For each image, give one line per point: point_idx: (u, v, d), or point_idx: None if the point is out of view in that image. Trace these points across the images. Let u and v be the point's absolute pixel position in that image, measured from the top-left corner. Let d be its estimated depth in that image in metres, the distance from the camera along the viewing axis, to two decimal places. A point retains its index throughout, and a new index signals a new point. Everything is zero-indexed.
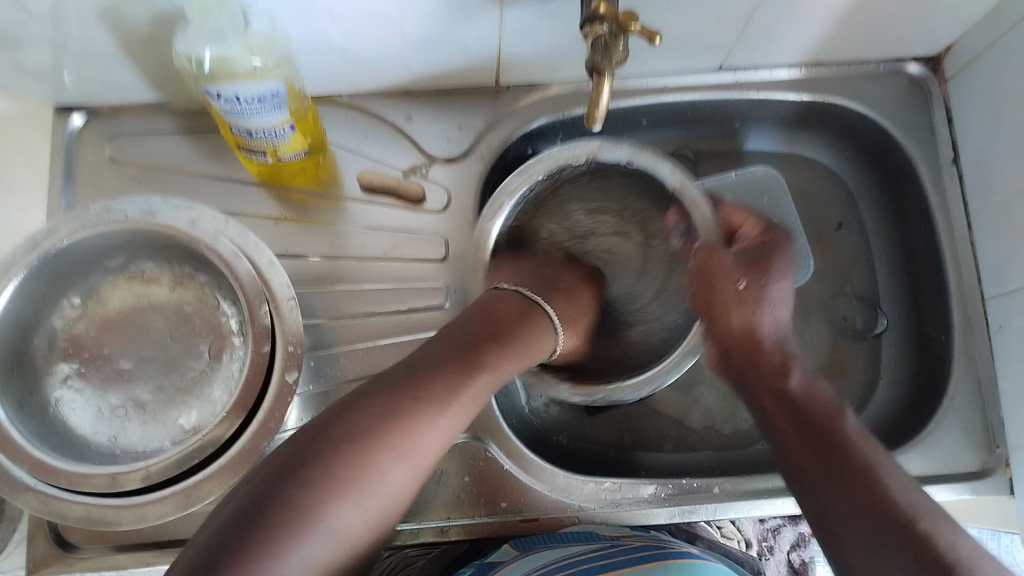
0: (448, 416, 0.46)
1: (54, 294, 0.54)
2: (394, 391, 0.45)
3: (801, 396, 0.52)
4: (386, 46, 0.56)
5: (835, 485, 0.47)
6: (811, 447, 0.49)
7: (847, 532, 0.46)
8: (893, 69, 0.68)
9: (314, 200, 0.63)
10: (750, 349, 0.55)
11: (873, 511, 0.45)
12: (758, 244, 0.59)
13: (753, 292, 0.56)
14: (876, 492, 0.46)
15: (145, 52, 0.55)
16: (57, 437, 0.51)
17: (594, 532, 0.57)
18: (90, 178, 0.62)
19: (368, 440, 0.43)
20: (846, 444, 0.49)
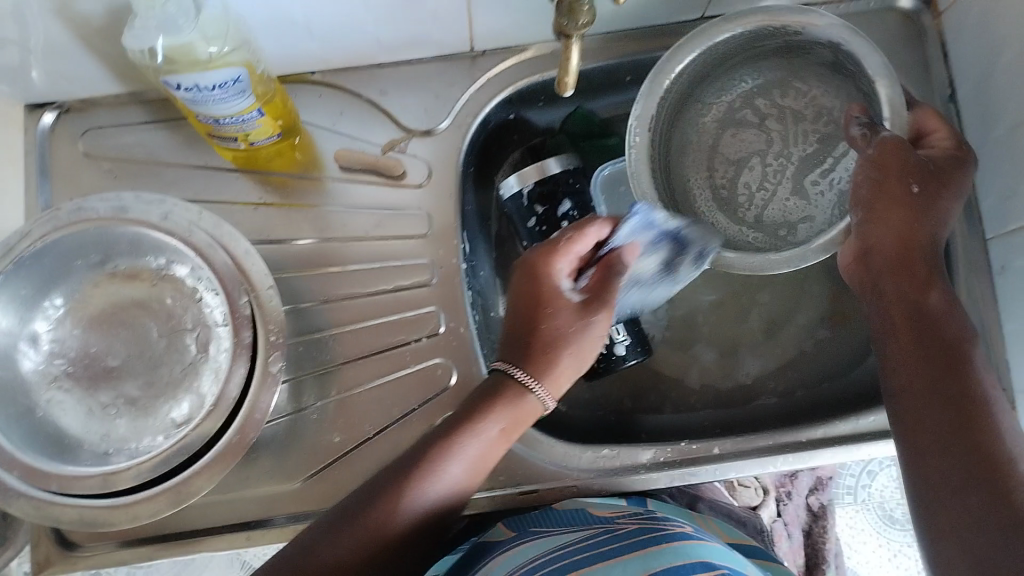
0: (465, 458, 0.51)
1: (35, 296, 0.54)
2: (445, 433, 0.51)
3: (942, 311, 0.48)
4: (351, 18, 0.54)
5: (932, 398, 0.45)
6: (925, 355, 0.46)
7: (936, 460, 0.43)
8: (885, 6, 0.65)
9: (295, 182, 0.61)
10: (900, 259, 0.49)
11: (973, 460, 0.42)
12: (937, 160, 0.51)
13: (921, 201, 0.49)
14: (975, 433, 0.43)
15: (103, 44, 0.53)
16: (50, 439, 0.52)
17: (588, 512, 0.55)
18: (67, 177, 0.61)
19: (366, 499, 0.49)
20: (964, 370, 0.45)
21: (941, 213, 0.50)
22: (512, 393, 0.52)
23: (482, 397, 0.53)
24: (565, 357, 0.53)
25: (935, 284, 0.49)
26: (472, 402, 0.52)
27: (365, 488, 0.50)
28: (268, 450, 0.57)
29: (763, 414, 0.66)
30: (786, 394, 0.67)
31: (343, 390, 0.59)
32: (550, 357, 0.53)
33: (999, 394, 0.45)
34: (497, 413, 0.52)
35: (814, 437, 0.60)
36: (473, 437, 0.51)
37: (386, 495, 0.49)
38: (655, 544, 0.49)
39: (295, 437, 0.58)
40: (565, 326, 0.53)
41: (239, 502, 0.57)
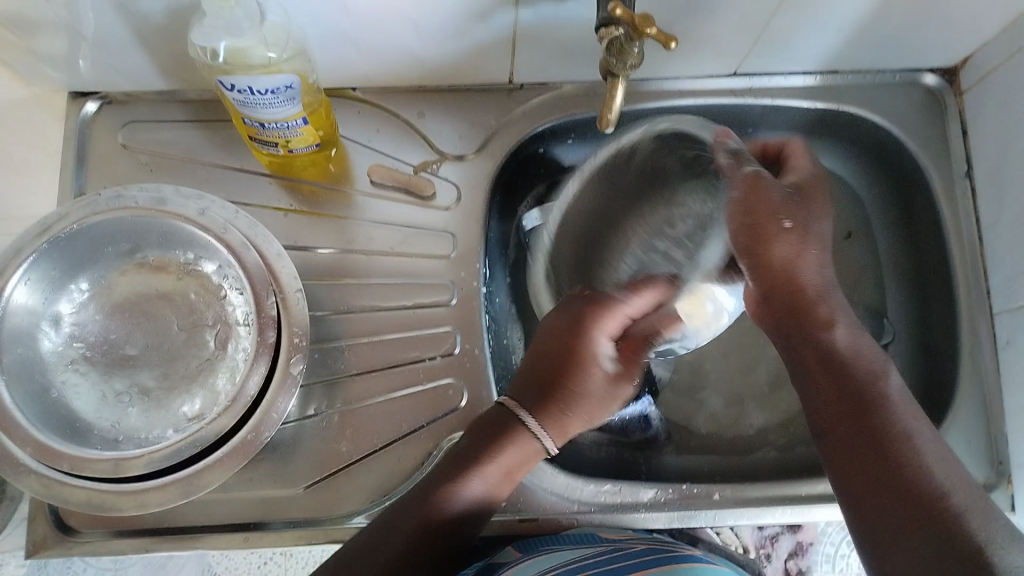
0: (489, 490, 0.53)
1: (62, 279, 0.54)
2: (469, 467, 0.53)
3: (849, 352, 0.50)
4: (400, 41, 0.56)
5: (866, 456, 0.47)
6: (849, 414, 0.49)
7: (883, 519, 0.45)
8: (909, 80, 0.67)
9: (324, 193, 0.63)
10: (802, 305, 0.51)
11: (915, 511, 0.44)
12: (800, 182, 0.53)
13: (801, 227, 0.51)
14: (910, 483, 0.45)
15: (157, 41, 0.55)
16: (62, 420, 0.52)
17: (598, 534, 0.57)
18: (102, 166, 0.62)
19: (408, 531, 0.51)
20: (885, 417, 0.48)
21: (825, 245, 0.52)
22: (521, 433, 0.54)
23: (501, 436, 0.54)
24: (566, 405, 0.55)
25: (844, 324, 0.51)
26: (492, 438, 0.54)
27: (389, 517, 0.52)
28: (272, 453, 0.58)
29: (764, 464, 0.66)
30: (785, 448, 0.68)
31: (352, 402, 0.59)
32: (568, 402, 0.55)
33: (920, 430, 0.48)
34: (507, 459, 0.54)
35: (813, 492, 0.61)
36: (500, 469, 0.54)
37: (419, 508, 0.52)
38: (669, 565, 0.52)
39: (301, 443, 0.58)
40: (593, 391, 0.55)
41: (236, 503, 0.57)
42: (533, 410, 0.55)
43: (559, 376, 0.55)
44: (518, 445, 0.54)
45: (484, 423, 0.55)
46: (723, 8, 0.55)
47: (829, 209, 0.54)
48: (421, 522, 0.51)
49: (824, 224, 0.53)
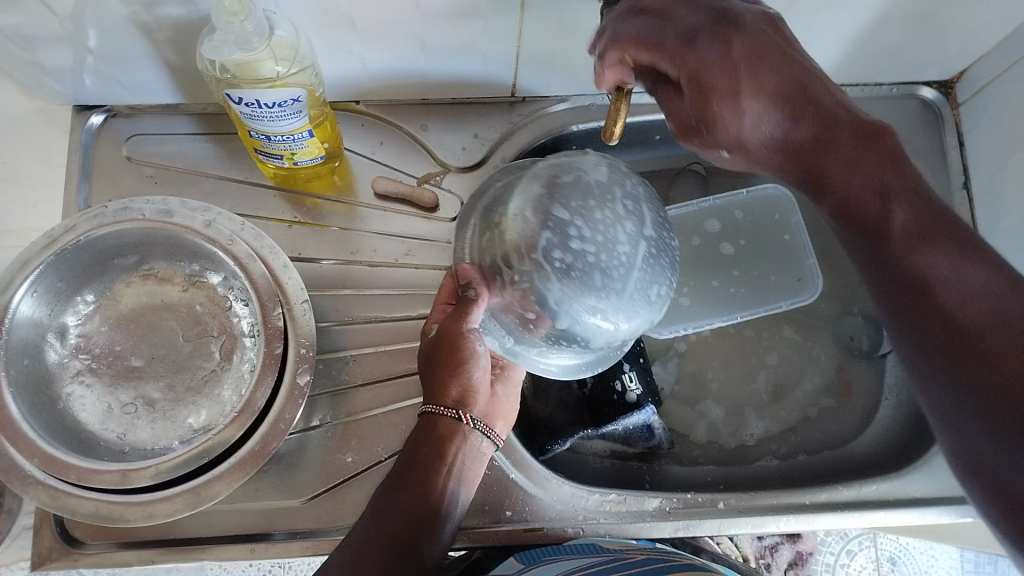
0: (418, 493, 0.49)
1: (68, 291, 0.55)
2: (397, 475, 0.50)
3: (846, 211, 0.48)
4: (405, 55, 0.57)
5: (926, 339, 0.45)
6: (899, 297, 0.46)
7: (956, 403, 0.43)
8: (906, 92, 0.68)
9: (327, 205, 0.63)
10: (800, 157, 0.48)
11: (968, 374, 0.42)
12: (697, 106, 0.46)
13: (734, 145, 0.48)
14: (962, 351, 0.43)
15: (165, 55, 0.55)
16: (67, 432, 0.52)
17: (598, 543, 0.57)
18: (108, 178, 0.62)
19: (371, 541, 0.46)
20: (912, 282, 0.45)
21: (785, 80, 0.46)
22: (435, 428, 0.51)
23: (419, 439, 0.51)
24: (460, 390, 0.51)
25: (842, 149, 0.47)
26: (412, 444, 0.51)
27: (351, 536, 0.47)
28: (276, 463, 0.58)
29: (764, 473, 0.67)
30: (786, 457, 0.68)
31: (356, 412, 0.59)
32: (461, 386, 0.51)
33: (958, 272, 0.44)
34: (429, 456, 0.50)
35: (816, 500, 0.61)
36: (422, 469, 0.50)
37: (374, 516, 0.48)
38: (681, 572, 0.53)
39: (305, 453, 0.58)
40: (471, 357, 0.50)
41: (241, 514, 0.57)
42: (441, 407, 0.51)
43: (442, 374, 0.50)
44: (431, 441, 0.51)
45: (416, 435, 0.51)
46: None
47: (705, 55, 0.44)
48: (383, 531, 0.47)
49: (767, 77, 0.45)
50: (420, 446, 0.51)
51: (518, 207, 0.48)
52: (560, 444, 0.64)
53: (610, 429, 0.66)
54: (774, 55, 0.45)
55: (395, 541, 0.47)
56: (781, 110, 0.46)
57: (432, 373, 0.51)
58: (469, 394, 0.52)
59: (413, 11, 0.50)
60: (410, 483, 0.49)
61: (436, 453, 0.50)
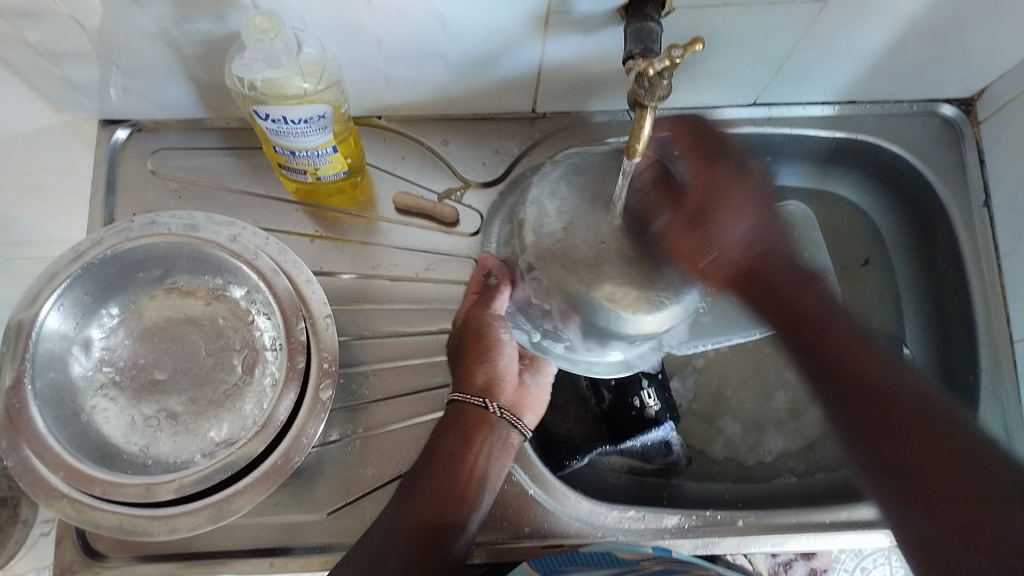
0: (438, 482, 0.53)
1: (93, 305, 0.55)
2: (421, 468, 0.54)
3: (786, 307, 0.48)
4: (427, 72, 0.57)
5: (859, 418, 0.45)
6: (828, 364, 0.47)
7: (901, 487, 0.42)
8: (927, 110, 0.68)
9: (348, 220, 0.64)
10: (752, 279, 0.48)
11: (923, 473, 0.41)
12: (699, 202, 0.48)
13: (711, 238, 0.47)
14: (893, 438, 0.43)
15: (191, 72, 0.56)
16: (91, 444, 0.52)
17: (614, 556, 0.56)
18: (130, 191, 0.63)
19: (393, 534, 0.51)
20: (852, 391, 0.46)
21: (756, 198, 0.49)
22: (463, 414, 0.55)
23: (449, 431, 0.55)
24: (485, 378, 0.56)
25: (795, 275, 0.49)
26: (441, 435, 0.55)
27: (377, 528, 0.51)
28: (296, 478, 0.58)
29: (782, 492, 0.66)
30: (805, 475, 0.68)
31: (376, 426, 0.59)
32: (485, 372, 0.56)
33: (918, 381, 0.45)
34: (453, 444, 0.54)
35: (837, 519, 0.61)
36: (441, 461, 0.53)
37: (397, 509, 0.52)
38: None
39: (324, 467, 0.58)
40: (496, 339, 0.55)
41: (261, 527, 0.57)
42: (467, 395, 0.55)
43: (468, 361, 0.56)
44: (456, 432, 0.54)
45: (440, 429, 0.55)
46: (746, 43, 0.55)
47: (724, 167, 0.49)
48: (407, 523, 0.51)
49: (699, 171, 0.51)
50: (447, 433, 0.55)
51: (536, 198, 0.50)
52: (579, 460, 0.64)
53: (627, 446, 0.66)
54: (770, 185, 0.50)
55: (415, 531, 0.51)
56: (743, 219, 0.48)
57: (458, 362, 0.56)
58: (493, 382, 0.56)
59: (437, 29, 0.51)
60: (437, 474, 0.53)
61: (462, 438, 0.54)
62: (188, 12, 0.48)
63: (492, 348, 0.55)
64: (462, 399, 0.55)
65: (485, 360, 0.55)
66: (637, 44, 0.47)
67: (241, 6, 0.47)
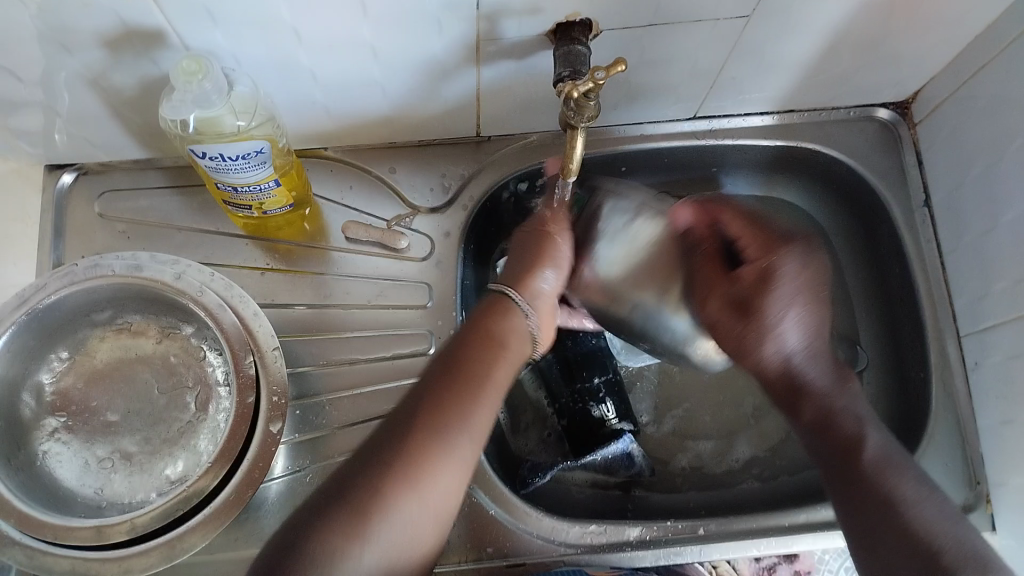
0: (468, 386, 0.48)
1: (42, 349, 0.55)
2: (446, 368, 0.49)
3: (821, 414, 0.52)
4: (367, 102, 0.57)
5: (831, 471, 0.50)
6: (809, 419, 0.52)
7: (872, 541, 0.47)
8: (864, 115, 0.70)
9: (301, 251, 0.64)
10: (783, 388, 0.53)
11: (866, 514, 0.47)
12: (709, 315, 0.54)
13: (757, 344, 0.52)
14: (880, 502, 0.47)
15: (131, 114, 0.56)
16: (43, 491, 0.52)
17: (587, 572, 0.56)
18: (79, 234, 0.63)
19: (407, 446, 0.45)
20: (847, 448, 0.50)
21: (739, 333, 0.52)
22: (499, 309, 0.52)
23: (488, 325, 0.52)
24: (536, 287, 0.54)
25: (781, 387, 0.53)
26: (478, 327, 0.52)
27: (396, 418, 0.47)
28: (256, 511, 0.58)
29: (748, 497, 0.66)
30: (768, 480, 0.68)
31: (334, 455, 0.59)
32: (538, 277, 0.54)
33: (909, 476, 0.49)
34: (494, 336, 0.51)
35: (797, 522, 0.61)
36: (474, 361, 0.49)
37: (417, 412, 0.47)
38: None
39: (284, 499, 0.58)
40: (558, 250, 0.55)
41: (221, 564, 0.57)
42: (508, 289, 0.53)
43: (524, 262, 0.54)
44: (496, 328, 0.51)
45: (484, 314, 0.52)
46: (678, 60, 0.56)
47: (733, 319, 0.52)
48: (429, 407, 0.47)
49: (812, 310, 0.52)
50: (482, 326, 0.52)
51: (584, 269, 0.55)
52: (540, 477, 0.64)
53: (589, 459, 0.66)
54: (737, 326, 0.52)
55: (435, 419, 0.46)
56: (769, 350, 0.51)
57: (517, 258, 0.55)
58: (539, 288, 0.54)
59: (370, 61, 0.51)
60: (463, 372, 0.49)
61: (494, 336, 0.51)
62: (119, 55, 0.48)
63: (550, 255, 0.55)
64: (510, 295, 0.53)
65: (539, 268, 0.54)
66: (566, 67, 0.49)
67: (171, 46, 0.47)
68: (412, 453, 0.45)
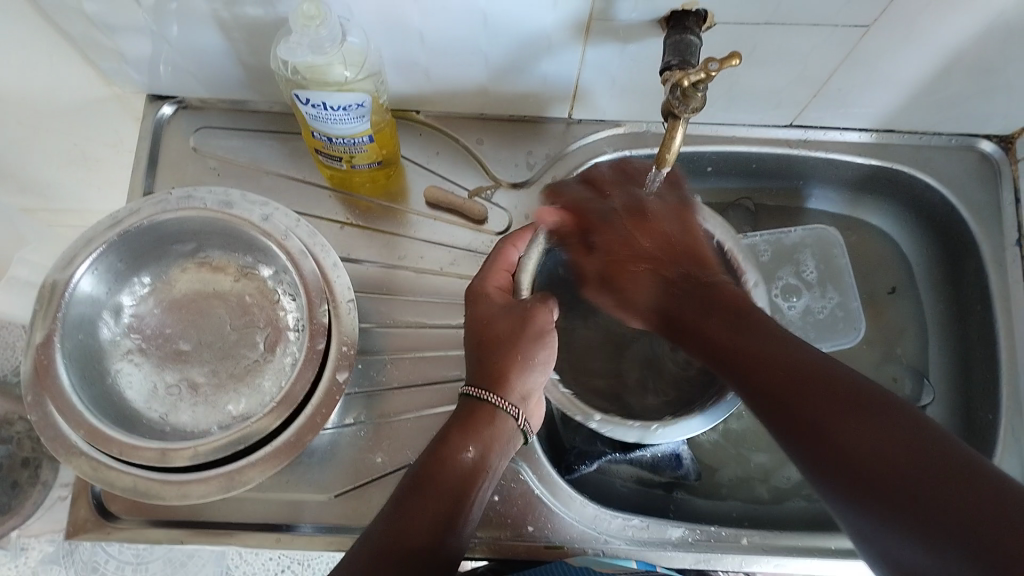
0: (452, 495, 0.46)
1: (126, 272, 0.57)
2: (426, 473, 0.47)
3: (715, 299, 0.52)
4: (467, 68, 0.57)
5: (796, 441, 0.42)
6: (760, 383, 0.45)
7: (866, 496, 0.38)
8: (966, 144, 0.68)
9: (380, 210, 0.65)
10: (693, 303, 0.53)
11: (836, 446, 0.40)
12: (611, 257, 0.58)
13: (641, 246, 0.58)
14: (834, 430, 0.40)
15: (238, 53, 0.57)
16: (113, 408, 0.53)
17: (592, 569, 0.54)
18: (173, 166, 0.65)
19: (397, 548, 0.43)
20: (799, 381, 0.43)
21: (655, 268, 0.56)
22: (481, 416, 0.50)
23: (461, 429, 0.49)
24: (523, 384, 0.51)
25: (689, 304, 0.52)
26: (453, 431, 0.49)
27: (377, 525, 0.44)
28: (308, 456, 0.59)
29: (791, 518, 0.67)
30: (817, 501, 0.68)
31: (388, 413, 0.60)
32: (522, 376, 0.51)
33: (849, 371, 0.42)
34: (477, 443, 0.49)
35: (843, 546, 0.60)
36: (457, 468, 0.47)
37: (402, 518, 0.44)
38: None
39: (336, 449, 0.59)
40: (541, 337, 0.52)
41: (270, 503, 0.58)
42: (483, 390, 0.50)
43: (496, 357, 0.51)
44: (474, 434, 0.49)
45: (458, 420, 0.50)
46: (785, 62, 0.55)
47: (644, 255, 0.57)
48: (411, 512, 0.44)
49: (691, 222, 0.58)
50: (457, 428, 0.49)
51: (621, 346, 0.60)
52: (587, 465, 0.65)
53: (636, 454, 0.66)
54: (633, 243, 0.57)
55: (413, 515, 0.44)
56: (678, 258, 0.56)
57: (482, 351, 0.51)
58: (519, 387, 0.51)
59: (480, 26, 0.51)
60: (448, 478, 0.47)
61: (480, 441, 0.49)
62: None
63: (535, 349, 0.52)
64: (487, 397, 0.50)
65: (524, 368, 0.51)
66: (675, 55, 0.48)
67: None
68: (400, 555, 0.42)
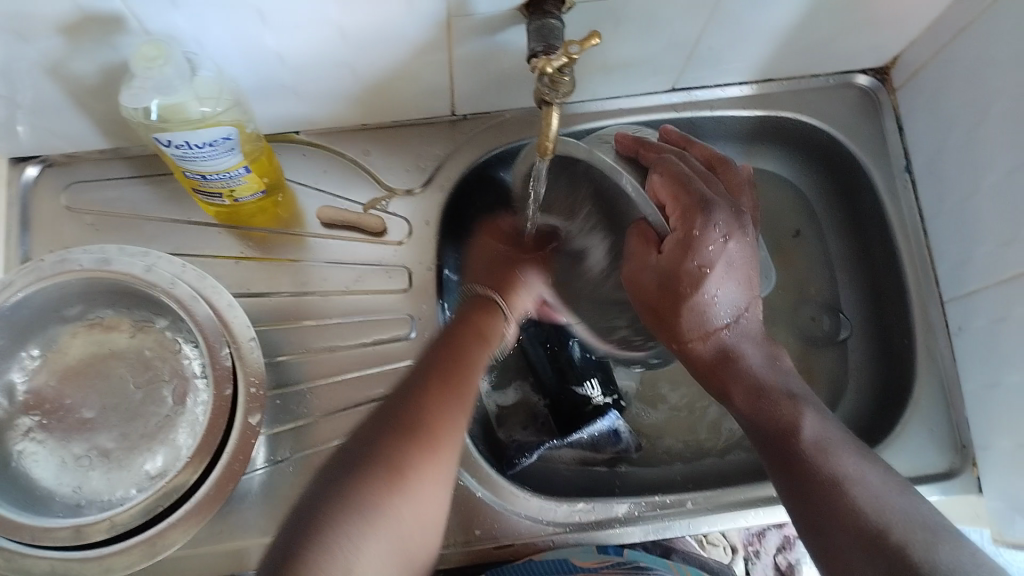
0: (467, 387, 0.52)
1: (14, 347, 0.54)
2: (431, 360, 0.52)
3: (771, 409, 0.53)
4: (337, 82, 0.56)
5: (798, 506, 0.48)
6: (781, 457, 0.50)
7: (828, 555, 0.45)
8: (843, 82, 0.69)
9: (276, 238, 0.63)
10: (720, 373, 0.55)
11: (827, 520, 0.46)
12: (675, 254, 0.52)
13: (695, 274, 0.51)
14: (829, 511, 0.46)
15: (94, 101, 0.54)
16: (22, 493, 0.51)
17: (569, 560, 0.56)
18: (47, 228, 0.61)
19: (411, 428, 0.47)
20: (806, 461, 0.49)
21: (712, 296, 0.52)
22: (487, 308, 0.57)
23: (466, 321, 0.56)
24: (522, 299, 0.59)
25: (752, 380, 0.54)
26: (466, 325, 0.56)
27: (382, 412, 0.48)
28: (240, 503, 0.57)
29: (736, 470, 0.67)
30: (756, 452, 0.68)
31: (317, 444, 0.58)
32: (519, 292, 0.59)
33: (860, 471, 0.48)
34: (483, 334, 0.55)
35: None
36: (464, 349, 0.53)
37: (411, 393, 0.49)
38: None
39: (267, 490, 0.57)
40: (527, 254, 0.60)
41: (206, 558, 0.56)
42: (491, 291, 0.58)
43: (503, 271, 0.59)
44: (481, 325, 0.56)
45: (474, 317, 0.56)
46: (653, 28, 0.55)
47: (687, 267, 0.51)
48: (428, 383, 0.50)
49: (735, 286, 0.53)
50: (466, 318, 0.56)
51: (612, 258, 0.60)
52: (528, 457, 0.64)
53: (576, 438, 0.66)
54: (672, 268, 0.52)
55: (434, 379, 0.50)
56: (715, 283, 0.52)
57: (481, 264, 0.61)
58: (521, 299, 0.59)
59: (338, 39, 0.50)
60: (458, 355, 0.53)
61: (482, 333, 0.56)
62: (79, 42, 0.46)
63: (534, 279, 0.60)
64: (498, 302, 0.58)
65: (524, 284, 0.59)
66: (540, 42, 0.47)
67: (129, 30, 0.46)
68: (413, 420, 0.47)
